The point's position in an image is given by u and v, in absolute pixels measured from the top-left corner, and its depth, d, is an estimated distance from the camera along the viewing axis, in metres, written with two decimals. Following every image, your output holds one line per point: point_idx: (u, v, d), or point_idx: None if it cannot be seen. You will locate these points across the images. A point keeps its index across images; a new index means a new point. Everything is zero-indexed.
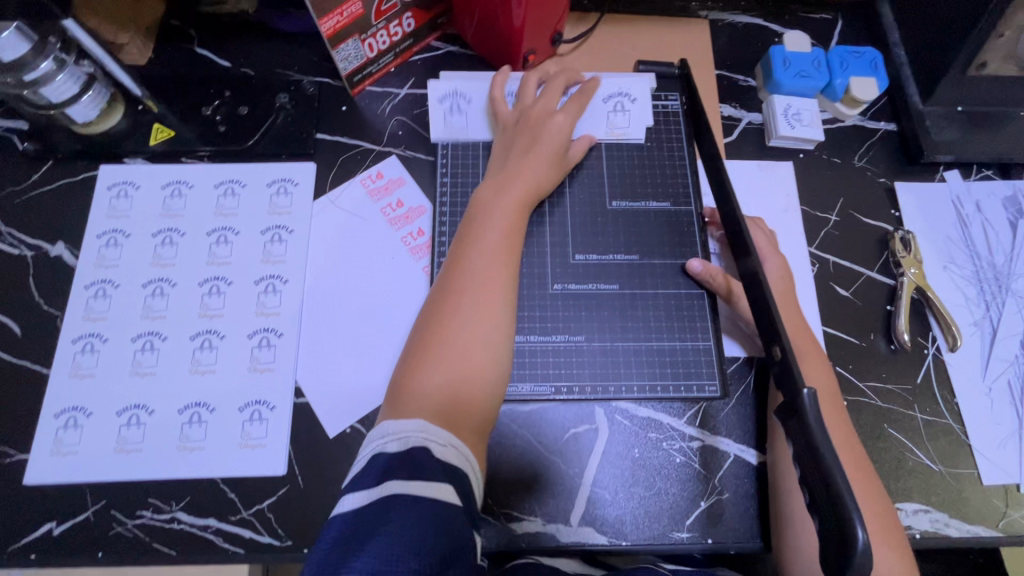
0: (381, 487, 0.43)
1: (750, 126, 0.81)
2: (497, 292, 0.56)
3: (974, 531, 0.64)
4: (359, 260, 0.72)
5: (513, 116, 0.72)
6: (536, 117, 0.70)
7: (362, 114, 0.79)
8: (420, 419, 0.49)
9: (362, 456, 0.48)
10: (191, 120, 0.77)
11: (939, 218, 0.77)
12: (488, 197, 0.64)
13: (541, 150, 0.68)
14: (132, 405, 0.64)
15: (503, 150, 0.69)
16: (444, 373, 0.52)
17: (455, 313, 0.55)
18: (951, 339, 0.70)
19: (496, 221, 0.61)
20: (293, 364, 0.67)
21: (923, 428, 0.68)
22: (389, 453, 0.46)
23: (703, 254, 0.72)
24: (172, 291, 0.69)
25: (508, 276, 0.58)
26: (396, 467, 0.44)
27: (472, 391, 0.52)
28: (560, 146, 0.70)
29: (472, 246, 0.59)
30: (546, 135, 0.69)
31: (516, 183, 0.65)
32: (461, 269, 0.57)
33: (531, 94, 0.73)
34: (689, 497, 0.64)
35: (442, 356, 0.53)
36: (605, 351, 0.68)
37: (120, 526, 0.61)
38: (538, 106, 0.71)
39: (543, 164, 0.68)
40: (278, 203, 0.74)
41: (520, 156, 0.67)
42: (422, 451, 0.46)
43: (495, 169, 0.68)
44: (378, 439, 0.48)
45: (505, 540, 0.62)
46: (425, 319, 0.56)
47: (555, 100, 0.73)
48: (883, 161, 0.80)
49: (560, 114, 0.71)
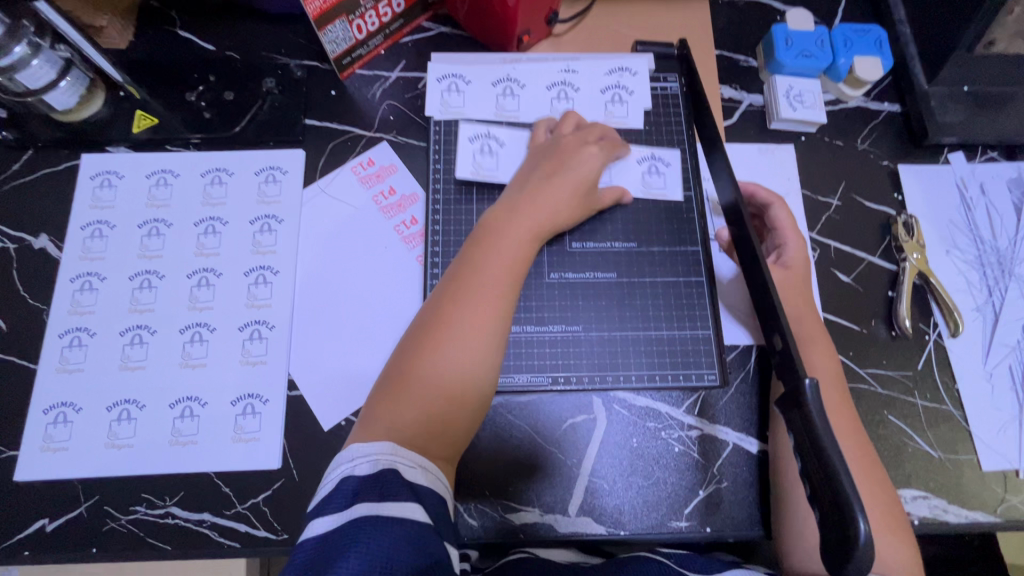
0: (351, 510, 0.44)
1: (751, 108, 0.79)
2: (486, 314, 0.54)
3: (972, 516, 0.64)
4: (351, 250, 0.70)
5: (545, 143, 0.69)
6: (567, 146, 0.67)
7: (353, 99, 0.77)
8: (388, 441, 0.48)
9: (329, 479, 0.47)
10: (176, 106, 0.75)
11: (943, 201, 0.76)
12: (501, 218, 0.60)
13: (566, 177, 0.64)
14: (123, 400, 0.63)
15: (526, 173, 0.66)
16: (422, 390, 0.51)
17: (440, 332, 0.53)
18: (952, 324, 0.69)
19: (505, 252, 0.57)
20: (285, 357, 0.66)
21: (923, 414, 0.67)
22: (358, 475, 0.46)
23: (702, 240, 0.71)
24: (159, 284, 0.67)
25: (504, 301, 0.55)
26: (365, 490, 0.45)
27: (447, 426, 0.51)
28: (585, 182, 0.65)
29: (473, 273, 0.56)
30: (574, 165, 0.65)
31: (534, 211, 0.61)
32: (454, 288, 0.55)
33: (569, 126, 0.71)
34: (688, 486, 0.63)
35: (421, 382, 0.51)
36: (603, 341, 0.67)
37: (114, 521, 0.60)
38: (570, 137, 0.68)
39: (565, 198, 0.63)
40: (267, 191, 0.72)
41: (542, 179, 0.64)
42: (391, 473, 0.46)
43: (512, 192, 0.64)
44: (348, 459, 0.47)
45: (503, 531, 0.62)
46: (412, 331, 0.55)
47: (592, 135, 0.69)
48: (886, 143, 0.78)
49: (592, 146, 0.67)
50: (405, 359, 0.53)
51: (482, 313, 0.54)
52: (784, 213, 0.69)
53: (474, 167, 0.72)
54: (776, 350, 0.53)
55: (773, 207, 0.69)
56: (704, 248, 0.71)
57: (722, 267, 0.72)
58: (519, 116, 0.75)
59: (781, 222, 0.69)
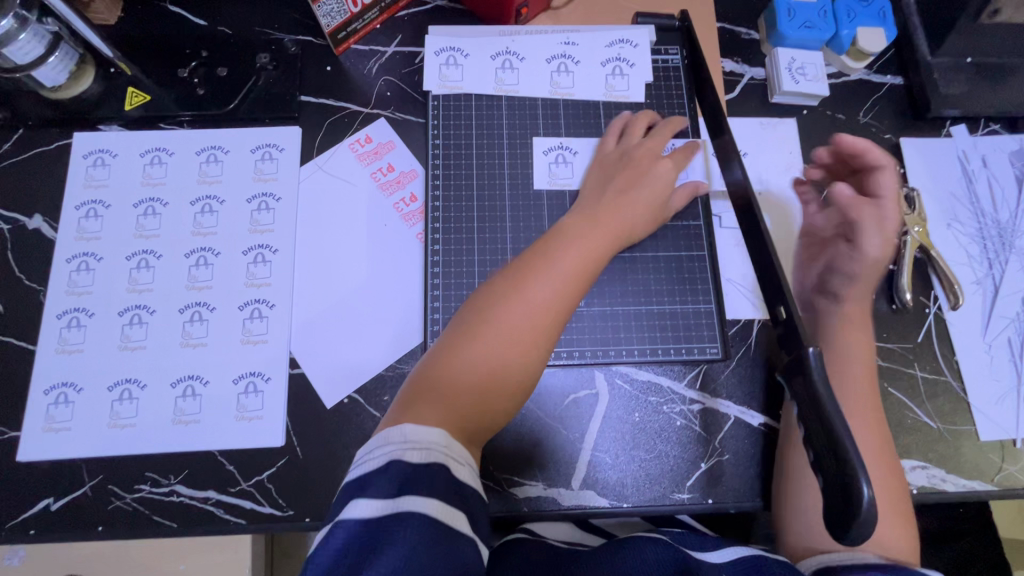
0: (398, 501, 0.42)
1: (753, 82, 0.78)
2: (541, 318, 0.54)
3: (969, 485, 0.65)
4: (349, 229, 0.70)
5: (615, 153, 0.69)
6: (640, 158, 0.66)
7: (349, 74, 0.75)
8: (439, 429, 0.47)
9: (373, 458, 0.45)
10: (168, 83, 0.73)
11: (944, 174, 0.75)
12: (571, 231, 0.60)
13: (640, 192, 0.64)
14: (124, 380, 0.63)
15: (597, 187, 0.66)
16: (472, 378, 0.51)
17: (496, 328, 0.53)
18: (952, 297, 0.69)
19: (574, 261, 0.57)
20: (286, 335, 0.65)
21: (922, 385, 0.68)
22: (408, 462, 0.44)
23: (704, 215, 0.71)
24: (157, 263, 0.67)
25: (563, 313, 0.55)
26: (415, 482, 0.43)
27: (487, 416, 0.51)
28: (660, 191, 0.65)
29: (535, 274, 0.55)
30: (648, 179, 0.65)
31: (611, 222, 0.61)
32: (514, 290, 0.54)
33: (637, 134, 0.70)
34: (690, 459, 0.64)
35: (467, 370, 0.51)
36: (606, 316, 0.68)
37: (118, 500, 0.60)
38: (642, 148, 0.67)
39: (642, 208, 0.64)
40: (264, 168, 0.71)
41: (618, 193, 0.64)
42: (440, 469, 0.44)
43: (586, 203, 0.64)
44: (396, 444, 0.45)
45: (505, 506, 0.62)
46: (464, 322, 0.54)
47: (663, 144, 0.68)
48: (888, 116, 0.78)
49: (666, 159, 0.67)
50: (454, 348, 0.53)
51: (540, 318, 0.54)
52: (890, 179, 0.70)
53: (549, 177, 0.71)
54: (779, 321, 0.53)
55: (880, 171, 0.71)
56: (706, 223, 0.71)
57: (724, 241, 0.71)
58: (519, 91, 0.74)
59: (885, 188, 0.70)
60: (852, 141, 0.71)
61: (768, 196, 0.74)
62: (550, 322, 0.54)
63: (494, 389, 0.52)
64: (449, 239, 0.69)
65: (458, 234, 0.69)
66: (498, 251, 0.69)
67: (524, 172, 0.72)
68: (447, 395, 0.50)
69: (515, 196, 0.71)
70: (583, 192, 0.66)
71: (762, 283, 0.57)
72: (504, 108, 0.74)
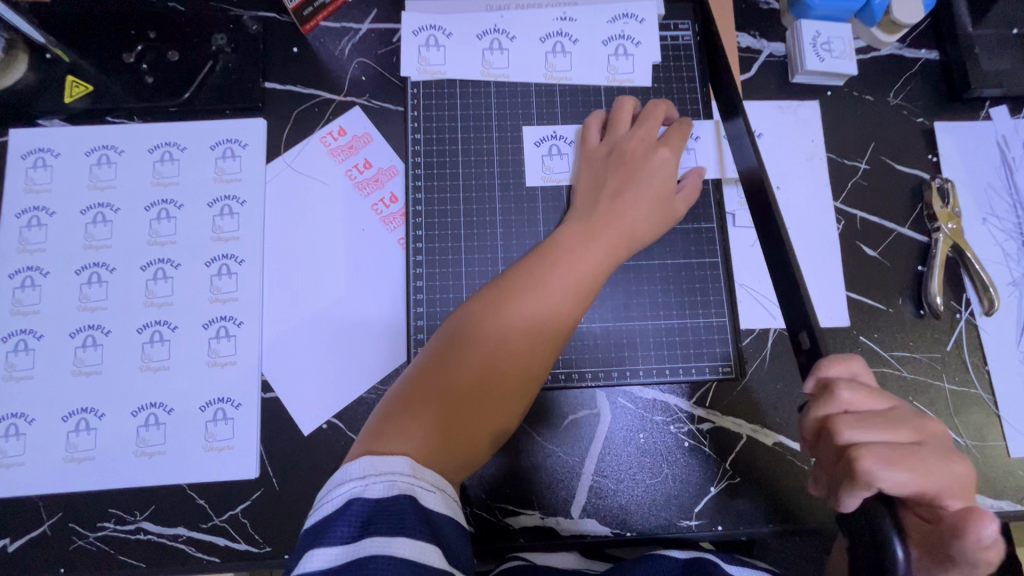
0: (360, 544, 0.39)
1: (772, 59, 0.70)
2: (531, 333, 0.51)
3: (999, 506, 0.60)
4: (323, 235, 0.63)
5: (602, 150, 0.61)
6: (633, 151, 0.59)
7: (318, 57, 0.67)
8: (403, 456, 0.44)
9: (333, 498, 0.42)
10: (113, 70, 0.65)
11: (981, 163, 0.68)
12: (563, 243, 0.55)
13: (637, 191, 0.57)
14: (79, 409, 0.57)
15: (591, 187, 0.59)
16: (448, 397, 0.48)
17: (475, 349, 0.50)
18: (987, 302, 0.63)
19: (562, 270, 0.53)
20: (256, 357, 0.60)
21: (950, 398, 0.62)
22: (371, 498, 0.41)
23: (717, 216, 0.64)
24: (110, 277, 0.60)
25: (551, 340, 0.51)
26: (379, 519, 0.40)
27: (470, 437, 0.48)
28: (658, 187, 0.58)
29: (519, 285, 0.52)
30: (647, 176, 0.58)
31: (602, 228, 0.55)
32: (498, 310, 0.51)
33: (624, 122, 0.62)
34: (698, 483, 0.59)
35: (446, 389, 0.48)
36: (608, 333, 0.62)
37: (81, 539, 0.55)
38: (634, 140, 0.60)
39: (639, 207, 0.57)
40: (225, 167, 0.64)
41: (613, 196, 0.57)
42: (407, 500, 0.41)
43: (578, 208, 0.58)
44: (356, 480, 0.42)
45: (501, 537, 0.58)
46: (443, 342, 0.51)
47: (654, 131, 0.60)
48: (922, 98, 0.70)
49: (665, 147, 0.59)
50: (430, 370, 0.50)
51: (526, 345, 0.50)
52: (947, 455, 0.39)
53: (543, 172, 0.64)
54: (802, 348, 0.50)
55: (907, 429, 0.40)
56: (720, 224, 0.64)
57: (738, 243, 0.65)
58: (509, 75, 0.66)
59: (951, 479, 0.38)
60: (893, 474, 0.37)
61: (786, 190, 0.67)
62: (536, 349, 0.51)
63: (471, 418, 0.48)
64: (433, 247, 0.62)
65: (443, 241, 0.62)
66: (487, 261, 0.62)
67: (515, 169, 0.64)
68: (420, 420, 0.47)
69: (506, 197, 0.64)
70: (575, 194, 0.60)
71: (789, 291, 0.51)
72: (493, 95, 0.66)
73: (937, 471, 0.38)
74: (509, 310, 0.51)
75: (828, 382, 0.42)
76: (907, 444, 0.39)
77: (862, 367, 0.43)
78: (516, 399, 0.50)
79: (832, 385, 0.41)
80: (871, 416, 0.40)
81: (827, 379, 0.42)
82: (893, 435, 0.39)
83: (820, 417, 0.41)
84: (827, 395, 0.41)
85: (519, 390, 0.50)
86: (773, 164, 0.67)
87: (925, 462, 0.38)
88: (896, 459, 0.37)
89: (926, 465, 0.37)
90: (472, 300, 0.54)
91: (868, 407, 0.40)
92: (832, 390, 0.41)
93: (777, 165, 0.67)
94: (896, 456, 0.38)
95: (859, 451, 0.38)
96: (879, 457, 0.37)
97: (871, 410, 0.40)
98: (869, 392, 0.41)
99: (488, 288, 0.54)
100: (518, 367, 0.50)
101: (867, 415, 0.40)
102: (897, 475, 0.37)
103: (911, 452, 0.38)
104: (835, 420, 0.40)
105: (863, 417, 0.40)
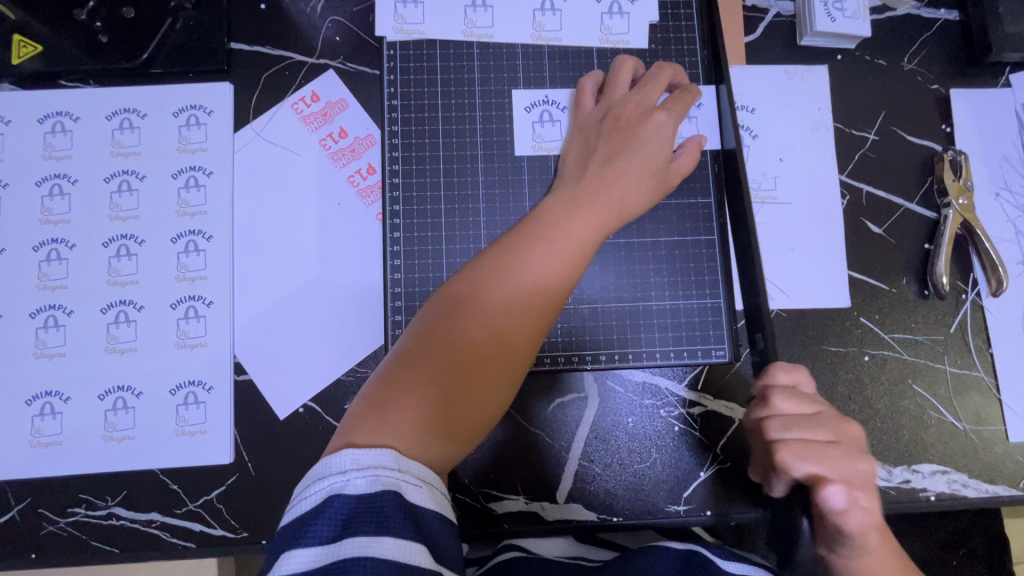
0: (340, 545, 0.36)
1: (779, 19, 0.65)
2: (522, 303, 0.46)
3: (993, 491, 0.58)
4: (296, 208, 0.59)
5: (596, 115, 0.56)
6: (628, 116, 0.54)
7: (288, 13, 0.62)
8: (388, 448, 0.40)
9: (311, 494, 0.39)
10: (62, 27, 0.59)
11: (998, 133, 0.64)
12: (553, 211, 0.50)
13: (632, 157, 0.52)
14: (44, 393, 0.55)
15: (581, 156, 0.54)
16: (438, 377, 0.43)
17: (464, 324, 0.45)
18: (995, 282, 0.60)
19: (554, 236, 0.48)
20: (227, 337, 0.57)
21: (950, 382, 0.60)
22: (351, 494, 0.38)
23: (715, 191, 0.60)
24: (70, 254, 0.57)
25: (546, 312, 0.47)
26: (360, 518, 0.37)
27: (465, 419, 0.44)
28: (657, 154, 0.53)
29: (510, 252, 0.47)
30: (643, 141, 0.53)
31: (595, 195, 0.50)
32: (485, 283, 0.46)
33: (622, 86, 0.57)
34: (689, 468, 0.57)
35: (434, 367, 0.44)
36: (596, 314, 0.59)
37: (51, 525, 0.54)
38: (630, 103, 0.55)
39: (637, 177, 0.52)
40: (189, 136, 0.60)
41: (603, 163, 0.52)
42: (391, 497, 0.38)
43: (570, 177, 0.54)
44: (336, 475, 0.39)
45: (485, 522, 0.56)
46: (427, 320, 0.46)
47: (654, 96, 0.55)
48: (938, 63, 0.65)
49: (662, 111, 0.54)
50: (413, 353, 0.44)
51: (521, 316, 0.46)
52: (857, 454, 0.42)
53: (534, 141, 0.60)
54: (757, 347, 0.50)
55: (828, 429, 0.43)
56: (718, 199, 0.60)
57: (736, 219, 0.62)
58: (494, 35, 0.61)
59: (851, 474, 0.41)
60: (803, 467, 0.41)
61: (789, 163, 0.63)
62: (529, 326, 0.46)
63: (462, 399, 0.44)
64: (411, 223, 0.58)
65: (422, 214, 0.59)
66: (469, 238, 0.59)
67: (500, 139, 0.60)
68: (407, 407, 0.42)
69: (490, 169, 0.60)
70: (567, 163, 0.56)
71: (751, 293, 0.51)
72: (476, 57, 0.61)
73: (841, 467, 0.41)
74: (496, 282, 0.46)
75: (766, 390, 0.45)
76: (823, 443, 0.42)
77: (807, 377, 0.46)
78: (511, 374, 0.46)
79: (768, 392, 0.44)
80: (797, 419, 0.43)
81: (770, 386, 0.45)
82: (814, 435, 0.43)
83: (753, 419, 0.45)
84: (763, 402, 0.44)
85: (514, 366, 0.46)
86: (777, 133, 0.63)
87: (832, 459, 0.41)
88: (806, 455, 0.41)
89: (831, 460, 0.41)
90: (459, 275, 0.48)
91: (798, 412, 0.44)
92: (769, 398, 0.44)
93: (781, 135, 0.63)
94: (805, 450, 0.42)
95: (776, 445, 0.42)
96: (793, 452, 0.41)
97: (802, 414, 0.44)
98: (802, 399, 0.44)
99: (477, 258, 0.49)
100: (511, 346, 0.45)
101: (791, 417, 0.43)
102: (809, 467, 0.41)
103: (824, 450, 0.42)
104: (764, 422, 0.44)
105: (790, 421, 0.43)
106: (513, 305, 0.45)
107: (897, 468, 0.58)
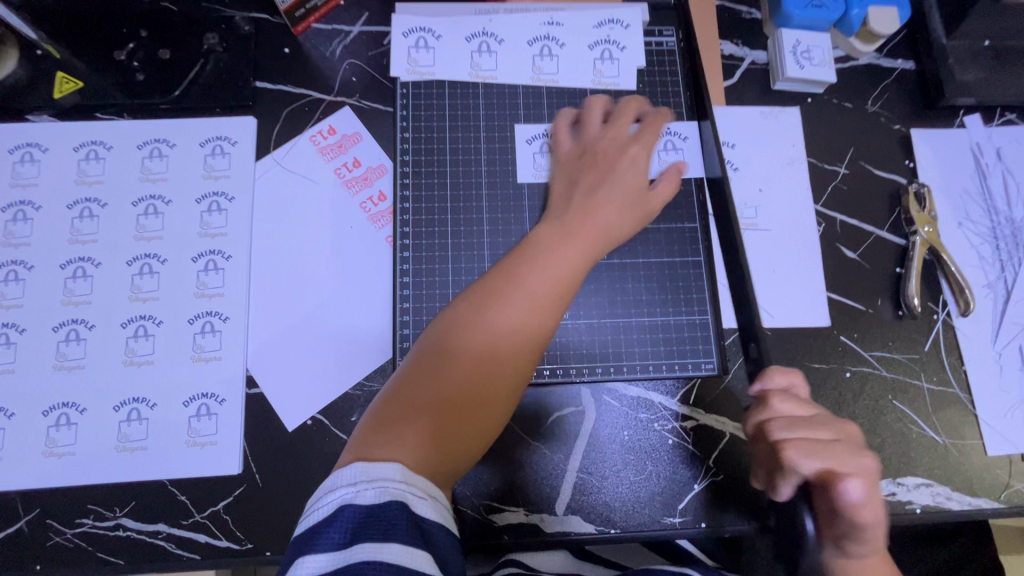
0: (350, 551, 0.38)
1: (753, 67, 0.72)
2: (517, 326, 0.49)
3: (975, 503, 0.61)
4: (311, 231, 0.63)
5: (575, 151, 0.61)
6: (604, 151, 0.59)
7: (310, 58, 0.68)
8: (395, 463, 0.42)
9: (324, 503, 0.41)
10: (102, 67, 0.65)
11: (956, 169, 0.70)
12: (545, 239, 0.54)
13: (609, 190, 0.57)
14: (60, 404, 0.57)
15: (567, 187, 0.59)
16: (440, 396, 0.46)
17: (464, 346, 0.48)
18: (963, 303, 0.64)
19: (546, 265, 0.52)
20: (241, 351, 0.60)
21: (929, 398, 0.63)
22: (361, 505, 0.40)
23: (701, 217, 0.65)
24: (96, 272, 0.60)
25: (539, 333, 0.50)
26: (369, 526, 0.39)
27: (465, 435, 0.46)
28: (633, 185, 0.58)
29: (507, 279, 0.51)
30: (620, 174, 0.58)
31: (584, 225, 0.55)
32: (483, 307, 0.49)
33: (594, 124, 0.62)
34: (682, 481, 0.59)
35: (436, 385, 0.47)
36: (592, 330, 0.62)
37: (58, 535, 0.55)
38: (605, 140, 0.60)
39: (619, 207, 0.57)
40: (214, 164, 0.64)
41: (586, 194, 0.57)
42: (398, 508, 0.40)
43: (558, 207, 0.58)
44: (347, 487, 0.41)
45: (486, 534, 0.58)
46: (429, 342, 0.49)
47: (626, 130, 0.61)
48: (899, 106, 0.72)
49: (636, 146, 0.59)
50: (417, 372, 0.48)
51: (516, 338, 0.49)
52: (857, 450, 0.45)
53: (535, 169, 0.65)
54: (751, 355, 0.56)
55: (827, 428, 0.46)
56: (703, 224, 0.65)
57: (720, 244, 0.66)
58: (497, 77, 0.67)
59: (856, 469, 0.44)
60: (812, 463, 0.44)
61: (769, 194, 0.68)
62: (524, 342, 0.49)
63: (462, 417, 0.46)
64: (420, 244, 0.62)
65: (430, 236, 0.63)
66: (472, 258, 0.63)
67: (503, 168, 0.65)
68: (410, 425, 0.45)
69: (492, 196, 0.64)
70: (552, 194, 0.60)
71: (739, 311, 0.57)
72: (481, 96, 0.67)
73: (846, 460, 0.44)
74: (494, 306, 0.49)
75: (766, 393, 0.49)
76: (827, 441, 0.46)
77: (799, 381, 0.50)
78: (508, 392, 0.49)
79: (768, 396, 0.48)
80: (797, 421, 0.47)
81: (769, 389, 0.49)
82: (815, 433, 0.46)
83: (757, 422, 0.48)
84: (764, 405, 0.48)
85: (510, 385, 0.49)
86: (755, 166, 0.69)
87: (837, 455, 0.44)
88: (813, 451, 0.44)
89: (835, 455, 0.44)
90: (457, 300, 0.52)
91: (797, 413, 0.47)
92: (768, 400, 0.48)
93: (759, 167, 0.69)
94: (814, 449, 0.45)
95: (784, 444, 0.45)
96: (800, 449, 0.44)
97: (800, 415, 0.47)
98: (800, 402, 0.48)
99: (475, 283, 0.52)
100: (508, 362, 0.49)
101: (792, 419, 0.47)
102: (818, 464, 0.44)
103: (827, 446, 0.45)
104: (768, 424, 0.47)
105: (792, 422, 0.47)
106: (510, 328, 0.49)
107: (882, 481, 0.61)
